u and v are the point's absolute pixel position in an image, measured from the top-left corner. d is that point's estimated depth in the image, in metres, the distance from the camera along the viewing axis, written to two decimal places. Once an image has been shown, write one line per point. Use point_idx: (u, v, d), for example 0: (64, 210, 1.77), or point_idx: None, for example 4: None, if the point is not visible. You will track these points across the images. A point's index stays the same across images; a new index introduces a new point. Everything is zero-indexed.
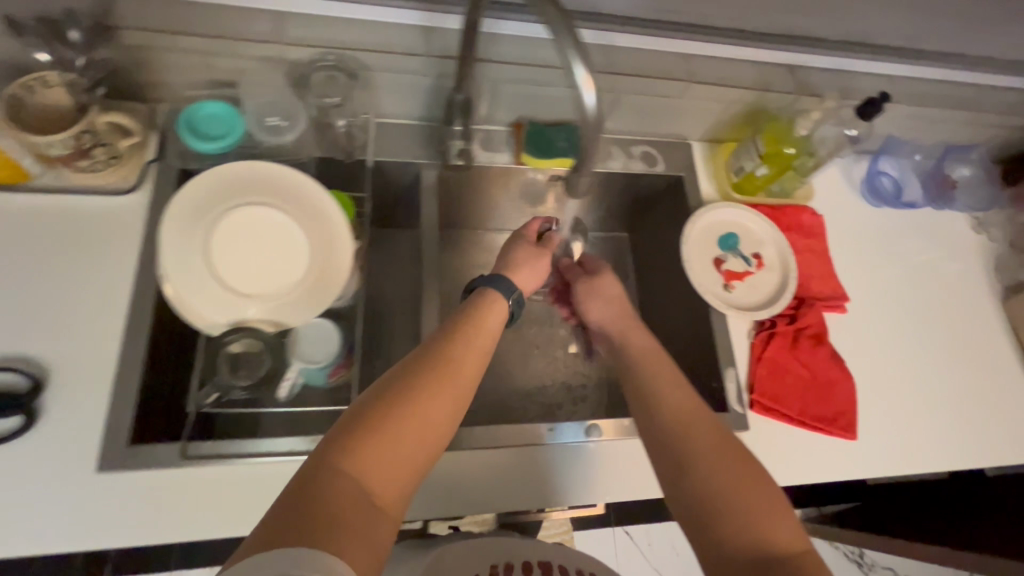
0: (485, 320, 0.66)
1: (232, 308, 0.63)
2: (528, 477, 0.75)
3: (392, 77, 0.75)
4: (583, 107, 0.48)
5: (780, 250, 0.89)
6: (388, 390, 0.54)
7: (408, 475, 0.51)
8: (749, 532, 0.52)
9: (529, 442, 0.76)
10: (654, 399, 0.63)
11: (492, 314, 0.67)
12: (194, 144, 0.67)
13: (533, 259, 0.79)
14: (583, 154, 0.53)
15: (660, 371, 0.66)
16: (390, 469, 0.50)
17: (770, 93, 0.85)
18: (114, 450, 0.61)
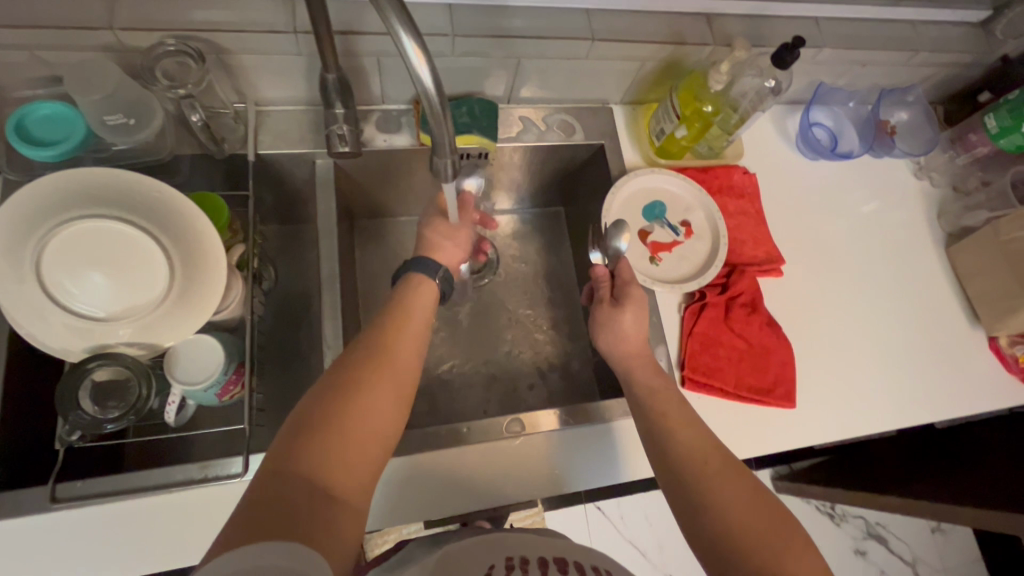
0: (415, 308, 0.63)
1: (90, 335, 0.57)
2: (492, 480, 0.72)
3: (259, 59, 0.67)
4: (424, 87, 0.44)
5: (709, 215, 0.84)
6: (333, 389, 0.51)
7: (367, 468, 0.49)
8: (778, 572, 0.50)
9: (469, 443, 0.72)
10: (660, 421, 0.63)
11: (419, 299, 0.65)
12: (24, 150, 0.58)
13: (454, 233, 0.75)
14: (437, 141, 0.50)
15: (667, 397, 0.65)
16: (348, 470, 0.47)
17: (685, 47, 0.78)
18: None
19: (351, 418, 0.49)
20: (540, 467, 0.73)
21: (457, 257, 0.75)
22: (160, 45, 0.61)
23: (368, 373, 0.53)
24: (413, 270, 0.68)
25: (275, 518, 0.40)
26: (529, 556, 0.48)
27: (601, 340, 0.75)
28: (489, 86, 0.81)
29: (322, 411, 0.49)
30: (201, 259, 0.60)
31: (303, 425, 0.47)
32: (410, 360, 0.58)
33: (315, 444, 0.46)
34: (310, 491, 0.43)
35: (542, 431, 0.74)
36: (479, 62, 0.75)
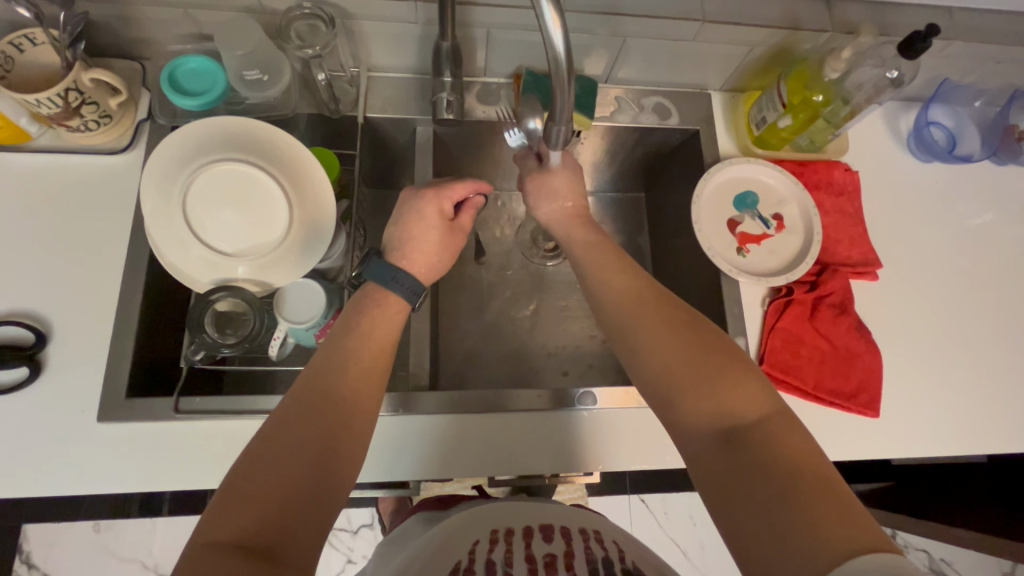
0: (380, 320, 0.62)
1: (220, 269, 0.64)
2: (534, 456, 0.73)
3: (379, 25, 0.71)
4: (554, 53, 0.45)
5: (805, 210, 0.81)
6: (284, 429, 0.49)
7: (317, 494, 0.47)
8: (714, 408, 0.50)
9: (520, 412, 0.74)
10: (591, 282, 0.62)
11: (388, 314, 0.63)
12: (173, 97, 0.65)
13: (441, 240, 0.70)
14: (553, 101, 0.51)
15: (594, 251, 0.64)
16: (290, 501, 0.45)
17: (799, 32, 0.75)
18: (109, 404, 0.64)
19: (289, 448, 0.48)
20: (604, 442, 0.75)
21: (431, 262, 0.69)
22: (294, 9, 0.66)
23: (298, 414, 0.51)
24: (370, 277, 0.65)
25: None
26: (514, 528, 0.55)
27: (538, 208, 0.69)
28: (589, 64, 0.81)
29: (262, 457, 0.47)
30: (315, 206, 0.65)
31: (227, 488, 0.45)
32: (365, 377, 0.56)
33: (256, 495, 0.45)
34: (240, 553, 0.41)
35: (596, 409, 0.75)
36: (584, 39, 0.76)
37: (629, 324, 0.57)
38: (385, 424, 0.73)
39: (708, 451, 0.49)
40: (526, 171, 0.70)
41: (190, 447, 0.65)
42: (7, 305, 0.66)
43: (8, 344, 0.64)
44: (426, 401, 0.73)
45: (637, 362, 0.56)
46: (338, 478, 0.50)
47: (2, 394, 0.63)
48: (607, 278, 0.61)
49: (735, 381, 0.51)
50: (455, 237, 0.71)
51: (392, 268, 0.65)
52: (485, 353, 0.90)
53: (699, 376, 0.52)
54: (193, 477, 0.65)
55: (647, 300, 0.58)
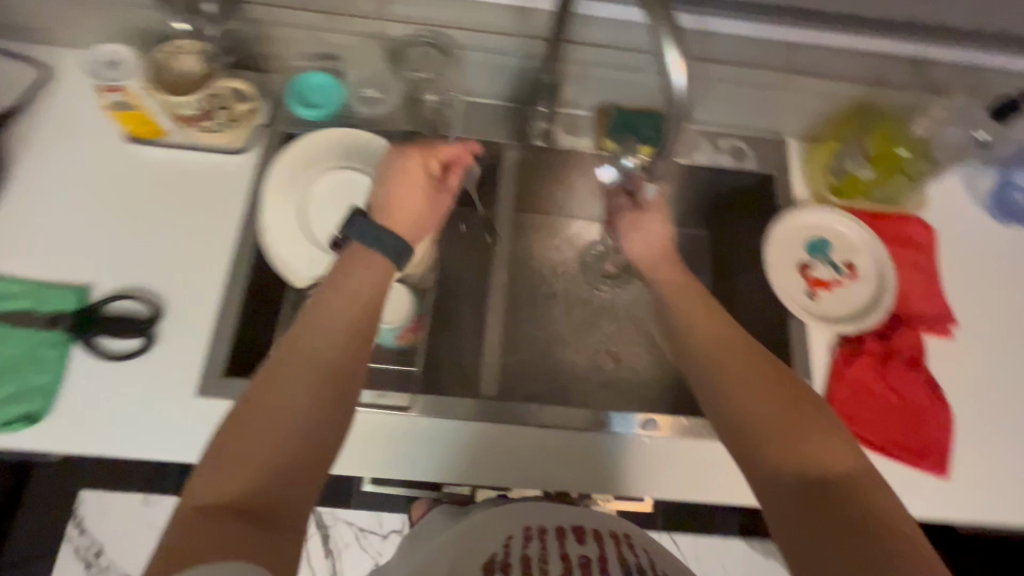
0: (356, 280, 0.59)
1: (322, 265, 0.69)
2: (564, 468, 0.74)
3: (484, 56, 0.76)
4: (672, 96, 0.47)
5: (879, 261, 0.81)
6: (255, 402, 0.50)
7: (292, 466, 0.48)
8: (802, 459, 0.51)
9: (544, 424, 0.74)
10: (682, 318, 0.63)
11: (371, 274, 0.60)
12: (299, 112, 0.74)
13: (424, 199, 0.67)
14: (662, 138, 0.55)
15: (683, 287, 0.66)
16: (265, 474, 0.47)
17: (883, 88, 0.78)
18: (208, 380, 0.69)
19: (263, 423, 0.48)
20: (663, 472, 0.75)
21: (415, 222, 0.66)
22: (413, 38, 0.74)
23: (267, 386, 0.51)
24: (353, 238, 0.62)
25: (193, 547, 0.40)
26: (546, 526, 0.58)
27: (628, 246, 0.72)
28: (672, 105, 0.86)
29: (234, 432, 0.48)
30: (411, 206, 0.71)
31: (225, 443, 0.47)
32: (342, 340, 0.55)
33: (230, 470, 0.46)
34: (234, 516, 0.43)
35: (654, 437, 0.76)
36: None
37: (717, 359, 0.58)
38: (430, 428, 0.72)
39: (784, 494, 0.50)
40: (618, 210, 0.73)
41: None
42: (127, 282, 0.73)
43: (125, 317, 0.70)
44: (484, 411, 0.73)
45: (722, 401, 0.56)
46: (330, 449, 0.51)
47: (114, 362, 0.69)
48: (699, 317, 0.62)
49: (823, 436, 0.52)
50: (442, 196, 0.68)
51: (371, 227, 0.62)
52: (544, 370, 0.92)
53: (790, 427, 0.53)
54: None
55: (738, 344, 0.59)
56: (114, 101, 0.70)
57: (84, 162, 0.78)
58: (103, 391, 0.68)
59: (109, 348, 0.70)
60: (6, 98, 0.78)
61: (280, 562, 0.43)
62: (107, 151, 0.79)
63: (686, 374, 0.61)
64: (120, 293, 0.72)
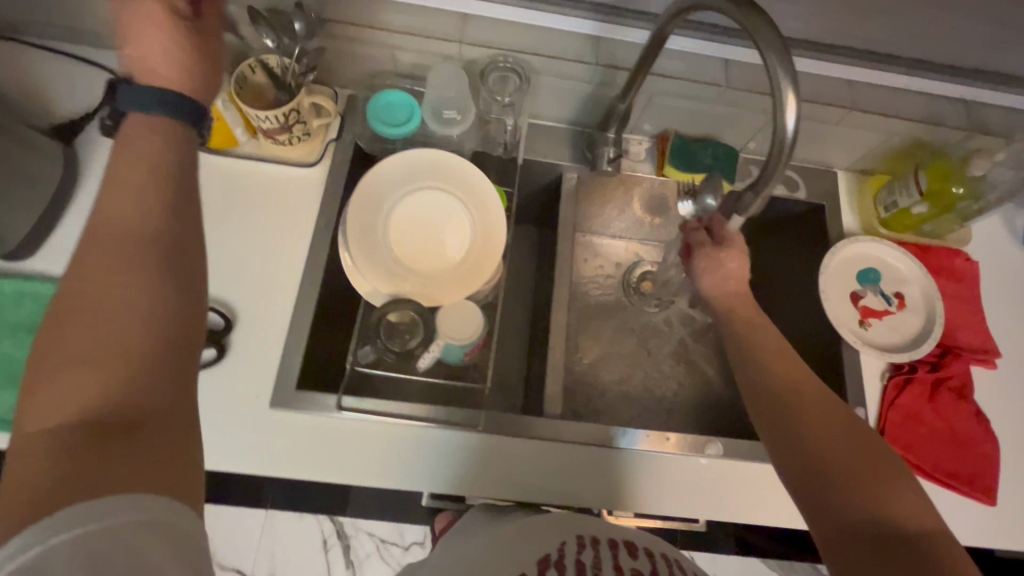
0: (144, 143, 0.44)
1: (396, 281, 0.70)
2: (564, 480, 0.73)
3: (558, 81, 0.79)
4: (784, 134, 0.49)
5: (926, 292, 0.84)
6: (65, 312, 0.37)
7: (136, 371, 0.37)
8: (871, 510, 0.50)
9: (551, 438, 0.74)
10: (754, 357, 0.63)
11: (135, 136, 0.44)
12: (377, 128, 0.74)
13: (147, 35, 0.47)
14: (763, 179, 0.55)
15: (761, 327, 0.66)
16: (108, 386, 0.35)
17: (938, 128, 0.81)
18: (282, 392, 0.70)
19: (79, 337, 0.36)
20: (726, 494, 0.75)
21: (190, 67, 0.48)
22: (495, 60, 0.75)
23: (78, 291, 0.38)
24: (127, 107, 0.46)
25: (29, 486, 0.31)
26: (599, 538, 0.56)
27: (702, 281, 0.71)
28: (730, 134, 0.88)
29: (43, 353, 0.36)
30: (488, 233, 0.72)
31: (53, 355, 0.36)
32: (133, 210, 0.42)
33: (51, 393, 0.35)
34: (86, 438, 0.33)
35: (716, 458, 0.76)
36: (734, 111, 0.82)
37: (783, 402, 0.58)
38: (477, 442, 0.73)
39: (854, 542, 0.49)
40: (695, 244, 0.71)
41: (349, 442, 0.71)
42: None
43: None
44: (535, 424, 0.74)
45: (792, 443, 0.56)
46: (187, 339, 0.41)
47: None
48: (772, 358, 0.62)
49: (895, 488, 0.51)
50: (159, 29, 0.47)
51: (137, 88, 0.46)
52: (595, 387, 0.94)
53: (861, 477, 0.52)
54: (346, 470, 0.70)
55: (812, 389, 0.59)
56: None
57: None
58: None
59: None
60: (82, 104, 0.79)
61: (179, 486, 0.35)
62: None
63: (749, 416, 0.61)
64: None
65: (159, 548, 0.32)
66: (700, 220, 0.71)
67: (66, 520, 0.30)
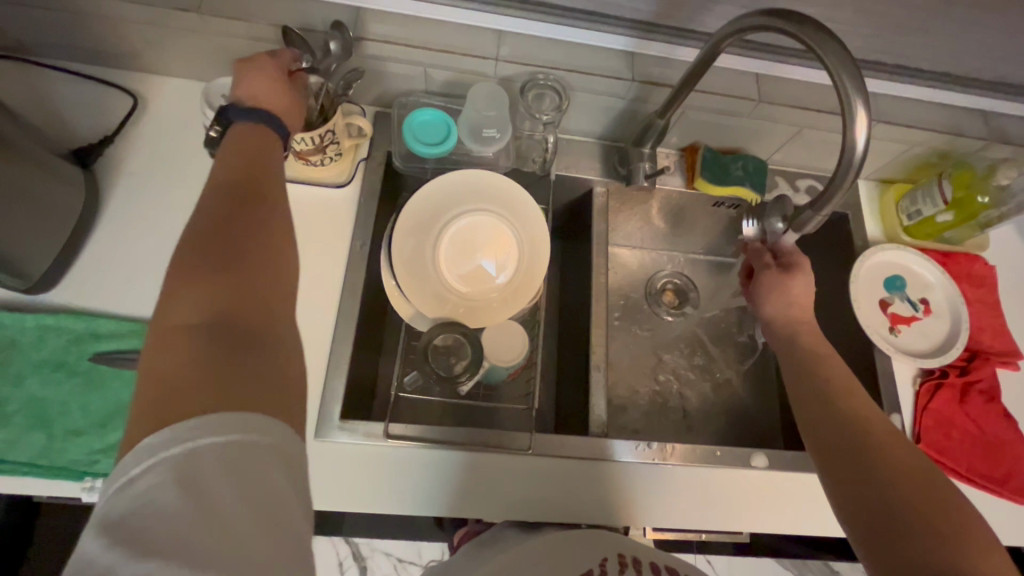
0: (254, 138, 0.53)
1: (441, 302, 0.70)
2: (571, 495, 0.72)
3: (592, 97, 0.79)
4: (853, 151, 0.50)
5: (951, 298, 0.86)
6: (200, 245, 0.43)
7: (260, 303, 0.42)
8: (934, 509, 0.50)
9: (571, 455, 0.73)
10: (812, 371, 0.65)
11: (246, 135, 0.53)
12: (416, 148, 0.72)
13: (262, 84, 0.57)
14: (827, 193, 0.56)
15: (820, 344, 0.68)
16: (238, 309, 0.40)
17: (961, 139, 0.83)
18: (326, 423, 0.68)
19: (216, 267, 0.42)
20: (773, 506, 0.75)
21: (280, 106, 0.58)
22: (534, 78, 0.75)
23: (211, 231, 0.44)
24: (235, 117, 0.55)
25: (182, 382, 0.35)
26: (640, 557, 0.55)
27: (766, 305, 0.72)
28: (756, 146, 0.89)
29: (182, 277, 0.41)
30: (535, 258, 0.70)
31: (184, 279, 0.41)
32: (254, 180, 0.49)
33: (193, 306, 0.39)
34: (223, 345, 0.38)
35: (761, 470, 0.76)
36: (764, 124, 0.83)
37: (847, 443, 0.57)
38: (513, 466, 0.72)
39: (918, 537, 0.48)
40: (761, 267, 0.74)
41: (395, 471, 0.69)
42: None
43: None
44: (571, 444, 0.73)
45: (849, 447, 0.57)
46: (291, 278, 0.46)
47: None
48: (833, 374, 0.64)
49: (970, 539, 0.47)
50: (267, 81, 0.58)
51: (248, 112, 0.55)
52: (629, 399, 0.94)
53: (921, 481, 0.52)
54: (397, 500, 0.68)
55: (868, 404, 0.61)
56: None
57: (179, 195, 0.75)
58: None
59: None
60: (101, 128, 0.76)
61: (290, 395, 0.38)
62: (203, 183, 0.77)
63: (803, 433, 0.62)
64: None
65: (278, 464, 0.34)
66: (764, 243, 0.75)
67: (217, 422, 0.33)
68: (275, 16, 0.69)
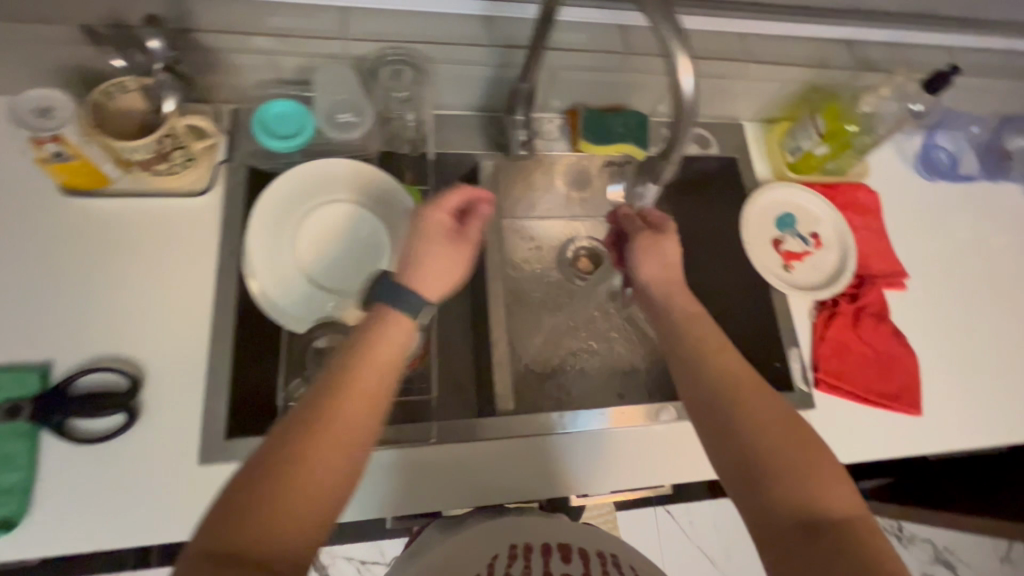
0: (381, 338, 0.51)
1: (315, 303, 0.66)
2: (514, 476, 0.72)
3: (457, 69, 0.75)
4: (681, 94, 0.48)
5: (838, 228, 0.89)
6: (293, 438, 0.44)
7: (309, 519, 0.42)
8: (804, 501, 0.51)
9: (510, 435, 0.73)
10: (694, 347, 0.62)
11: (385, 336, 0.52)
12: (265, 143, 0.68)
13: (436, 252, 0.59)
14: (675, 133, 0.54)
15: (698, 321, 0.65)
16: (276, 526, 0.41)
17: (827, 70, 0.85)
18: (211, 446, 0.64)
19: (295, 473, 0.42)
20: (685, 455, 0.76)
21: (443, 282, 0.58)
22: (384, 55, 0.71)
23: (321, 431, 0.45)
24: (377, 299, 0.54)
25: None
26: (532, 543, 0.61)
27: (642, 268, 0.72)
28: (638, 100, 0.88)
29: (276, 472, 0.42)
30: (405, 237, 0.68)
31: (272, 487, 0.42)
32: (369, 384, 0.48)
33: (250, 516, 0.40)
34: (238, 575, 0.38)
35: (670, 423, 0.77)
36: (639, 77, 0.82)
37: (728, 405, 0.57)
38: (448, 455, 0.72)
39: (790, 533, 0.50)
40: (634, 232, 0.75)
41: None
42: (95, 352, 0.65)
43: (102, 391, 0.63)
44: (507, 423, 0.73)
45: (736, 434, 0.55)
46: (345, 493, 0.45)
47: (97, 442, 0.62)
48: (714, 350, 0.61)
49: (826, 474, 0.52)
50: (439, 252, 0.58)
51: (398, 286, 0.55)
52: None
53: (799, 469, 0.52)
54: None
55: (751, 381, 0.58)
56: (52, 153, 0.62)
57: (13, 226, 0.68)
58: (94, 476, 0.61)
59: (88, 428, 0.63)
60: None
61: None
62: (42, 209, 0.70)
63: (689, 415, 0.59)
64: (89, 366, 0.65)
65: None
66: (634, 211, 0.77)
67: None
68: (82, 15, 0.63)
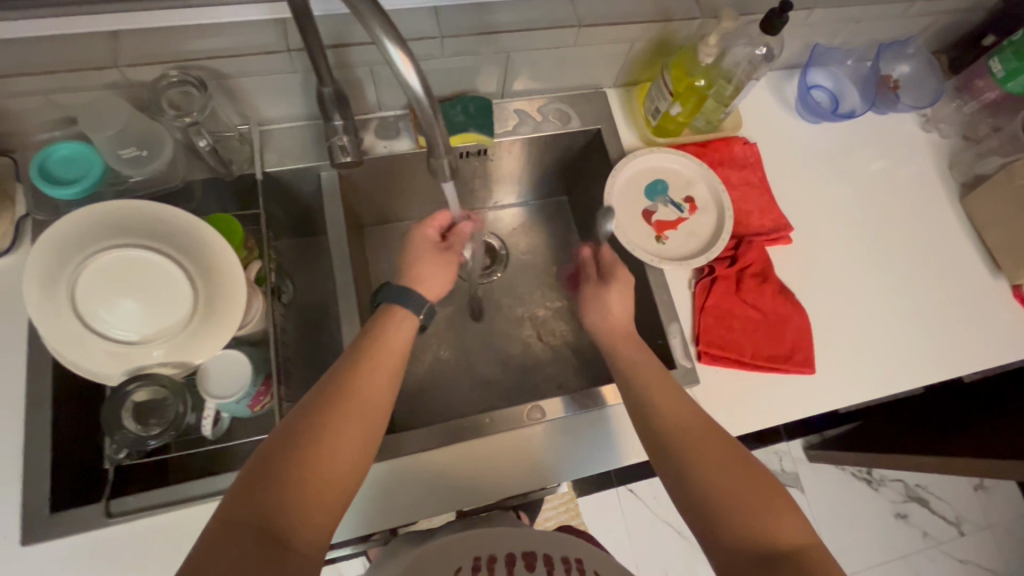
0: (391, 335, 0.62)
1: (126, 358, 0.60)
2: (513, 466, 0.72)
3: (261, 80, 0.70)
4: (414, 93, 0.47)
5: (712, 188, 0.84)
6: (313, 425, 0.52)
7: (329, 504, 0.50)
8: (763, 536, 0.52)
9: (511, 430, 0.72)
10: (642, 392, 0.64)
11: (395, 334, 0.63)
12: (45, 189, 0.62)
13: (444, 261, 0.73)
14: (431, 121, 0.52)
15: (646, 368, 0.66)
16: (312, 501, 0.49)
17: (673, 23, 0.78)
18: (34, 523, 0.60)
19: (322, 460, 0.51)
20: (560, 452, 0.73)
21: (442, 285, 0.72)
22: (163, 80, 0.64)
23: (341, 420, 0.54)
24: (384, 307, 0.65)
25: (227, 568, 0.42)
26: (497, 554, 0.58)
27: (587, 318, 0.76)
28: (482, 83, 0.82)
29: (301, 452, 0.50)
30: (213, 266, 0.62)
31: (313, 462, 0.50)
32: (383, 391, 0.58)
33: (274, 487, 0.48)
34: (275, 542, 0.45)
35: (545, 421, 0.73)
36: (470, 60, 0.76)
37: (678, 450, 0.59)
38: (407, 463, 0.70)
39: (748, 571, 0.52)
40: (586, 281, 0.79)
41: (130, 554, 0.61)
42: None
43: None
44: (418, 437, 0.70)
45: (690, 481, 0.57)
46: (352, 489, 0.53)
47: None
48: (662, 395, 0.63)
49: (772, 507, 0.54)
50: (449, 257, 0.74)
51: (403, 291, 0.66)
52: (437, 383, 0.89)
53: (749, 508, 0.54)
54: None
55: (699, 424, 0.60)
56: None
57: None
58: None
59: None
60: None
61: None
62: None
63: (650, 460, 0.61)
64: None
65: None
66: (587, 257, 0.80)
67: None
68: None
